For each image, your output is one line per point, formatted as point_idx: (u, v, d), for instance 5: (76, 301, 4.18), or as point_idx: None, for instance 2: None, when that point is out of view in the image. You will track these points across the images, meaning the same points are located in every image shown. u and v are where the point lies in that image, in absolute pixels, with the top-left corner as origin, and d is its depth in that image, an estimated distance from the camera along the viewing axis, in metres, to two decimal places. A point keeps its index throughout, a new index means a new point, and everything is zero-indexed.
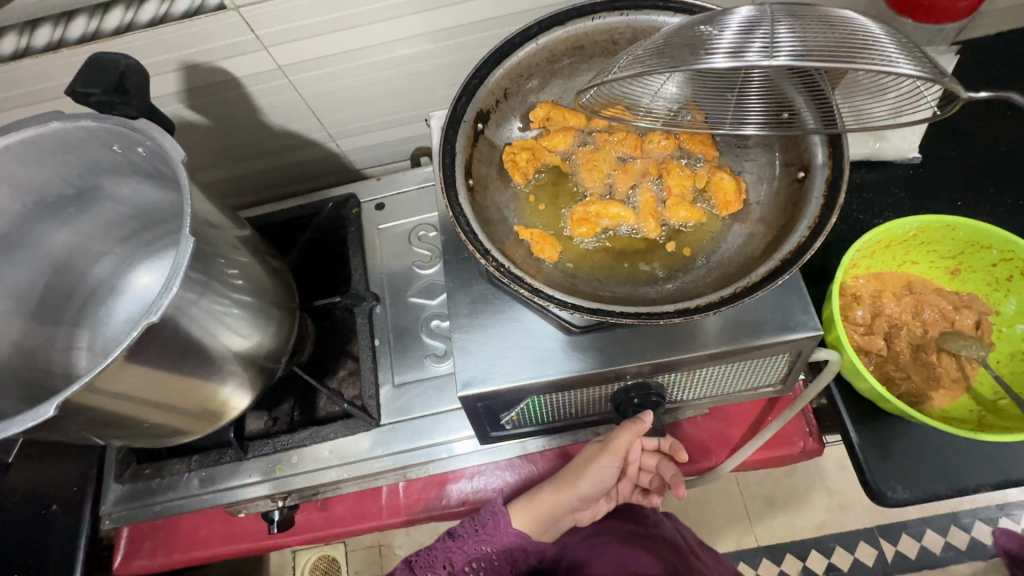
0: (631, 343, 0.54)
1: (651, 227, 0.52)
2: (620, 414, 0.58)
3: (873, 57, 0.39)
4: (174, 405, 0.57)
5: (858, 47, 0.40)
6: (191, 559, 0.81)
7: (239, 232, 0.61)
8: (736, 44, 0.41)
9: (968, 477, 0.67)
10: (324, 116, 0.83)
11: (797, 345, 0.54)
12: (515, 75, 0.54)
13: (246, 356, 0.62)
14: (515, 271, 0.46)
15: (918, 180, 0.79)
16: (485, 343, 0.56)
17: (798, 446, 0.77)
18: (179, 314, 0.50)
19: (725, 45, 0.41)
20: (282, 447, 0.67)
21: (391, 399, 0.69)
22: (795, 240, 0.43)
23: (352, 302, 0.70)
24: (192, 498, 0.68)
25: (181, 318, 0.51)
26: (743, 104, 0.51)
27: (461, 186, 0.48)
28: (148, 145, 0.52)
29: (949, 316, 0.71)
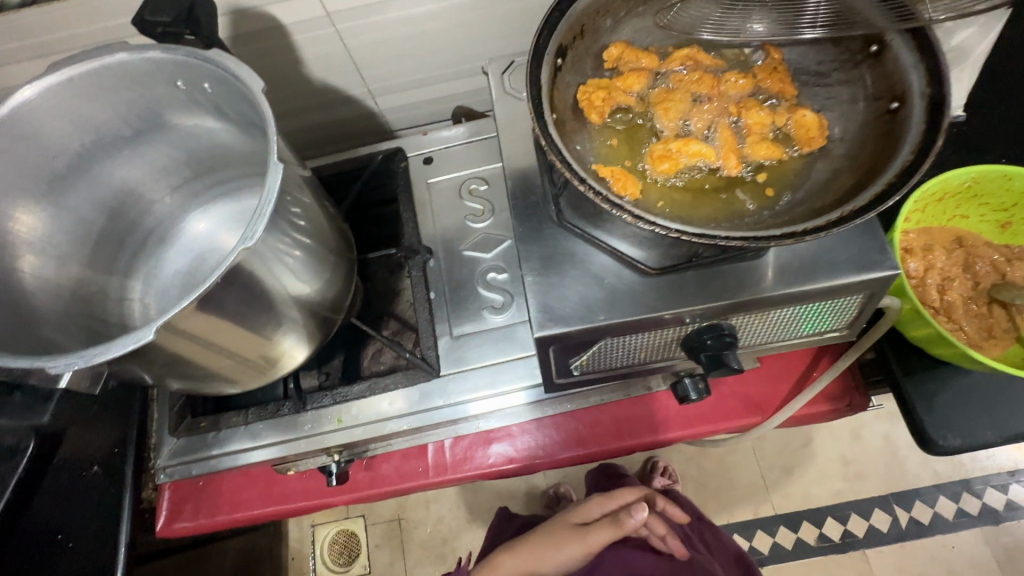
0: (707, 283, 0.54)
1: (732, 165, 0.51)
2: (691, 355, 0.57)
3: None
4: (239, 349, 0.56)
5: None
6: (238, 519, 0.81)
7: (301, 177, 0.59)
8: None
9: (1021, 424, 0.68)
10: (367, 70, 0.81)
11: (874, 286, 0.54)
12: (592, 12, 0.53)
13: (308, 303, 0.61)
14: (613, 199, 0.45)
15: (965, 136, 0.79)
16: (557, 287, 0.55)
17: (845, 401, 0.78)
18: (253, 250, 0.49)
19: None
20: (341, 399, 0.66)
21: (448, 351, 0.68)
22: (898, 164, 0.43)
23: (405, 254, 0.69)
24: (242, 454, 0.67)
25: (256, 253, 0.49)
26: (800, 12, 0.52)
27: (549, 117, 0.47)
28: (218, 77, 0.50)
29: (1000, 267, 0.71)
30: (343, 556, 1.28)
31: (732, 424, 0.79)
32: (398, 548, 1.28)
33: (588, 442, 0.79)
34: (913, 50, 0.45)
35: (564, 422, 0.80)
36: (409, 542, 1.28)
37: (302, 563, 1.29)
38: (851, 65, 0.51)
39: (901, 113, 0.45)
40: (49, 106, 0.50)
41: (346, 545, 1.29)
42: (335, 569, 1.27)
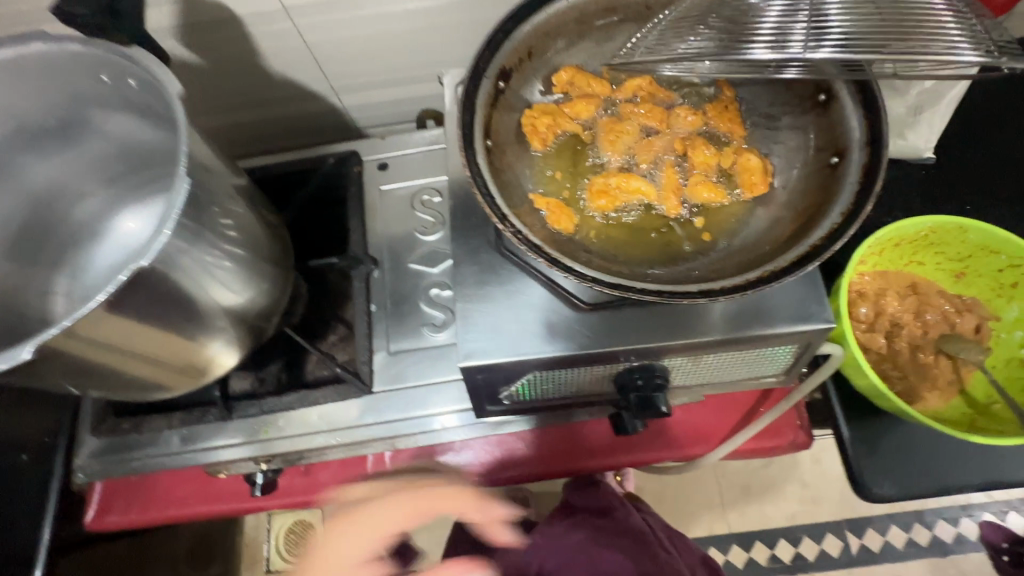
0: (642, 323, 0.53)
1: (671, 205, 0.50)
2: (621, 394, 0.57)
3: (931, 33, 0.38)
4: (164, 358, 0.54)
5: (914, 22, 0.38)
6: (171, 517, 0.78)
7: (235, 181, 0.57)
8: (777, 27, 0.40)
9: (954, 477, 0.68)
10: (328, 68, 0.78)
11: (806, 338, 0.53)
12: (541, 33, 0.51)
13: (238, 313, 0.59)
14: (533, 239, 0.43)
15: (931, 180, 0.78)
16: (487, 315, 0.54)
17: (788, 438, 0.78)
18: (168, 263, 0.47)
19: (767, 30, 0.41)
20: (268, 410, 0.65)
21: (383, 367, 0.67)
22: (828, 225, 0.42)
23: (349, 264, 0.67)
24: (169, 457, 0.66)
25: (173, 267, 0.48)
26: None
27: (480, 147, 0.45)
28: (141, 78, 0.48)
29: (950, 318, 0.70)
30: (298, 545, 1.26)
31: (678, 454, 0.77)
32: None
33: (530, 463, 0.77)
34: (856, 101, 0.44)
35: (509, 440, 0.77)
36: None
37: (256, 550, 1.27)
38: (800, 110, 0.49)
39: (839, 170, 0.44)
40: None
41: (302, 535, 1.27)
42: (291, 559, 1.25)
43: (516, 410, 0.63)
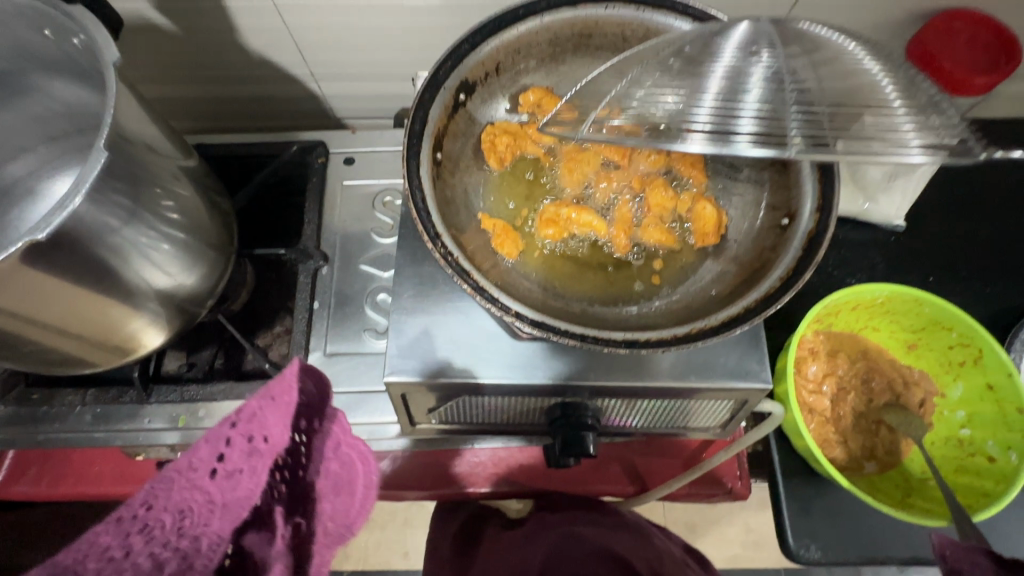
0: (579, 359, 0.51)
1: (620, 245, 0.48)
2: (550, 428, 0.55)
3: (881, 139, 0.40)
4: (84, 334, 0.51)
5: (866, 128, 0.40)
6: (83, 493, 0.75)
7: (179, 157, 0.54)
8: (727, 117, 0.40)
9: (880, 548, 0.68)
10: (307, 53, 0.76)
11: (743, 394, 0.52)
12: (511, 50, 0.49)
13: (167, 293, 0.55)
14: (463, 262, 0.41)
15: (896, 248, 0.78)
16: (422, 329, 0.52)
17: (726, 488, 0.76)
18: (93, 240, 0.45)
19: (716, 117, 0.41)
20: (189, 398, 0.62)
21: (317, 368, 0.64)
22: (764, 288, 0.41)
23: (297, 258, 0.65)
24: (81, 434, 0.63)
25: (98, 244, 0.45)
26: None
27: (425, 159, 0.43)
28: (83, 39, 0.45)
29: (897, 389, 0.70)
30: None
31: (612, 490, 0.76)
32: None
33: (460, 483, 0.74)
34: (813, 162, 0.43)
35: (442, 457, 0.73)
36: None
37: None
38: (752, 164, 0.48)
39: (787, 232, 0.43)
40: None
41: None
42: None
43: (448, 429, 0.61)
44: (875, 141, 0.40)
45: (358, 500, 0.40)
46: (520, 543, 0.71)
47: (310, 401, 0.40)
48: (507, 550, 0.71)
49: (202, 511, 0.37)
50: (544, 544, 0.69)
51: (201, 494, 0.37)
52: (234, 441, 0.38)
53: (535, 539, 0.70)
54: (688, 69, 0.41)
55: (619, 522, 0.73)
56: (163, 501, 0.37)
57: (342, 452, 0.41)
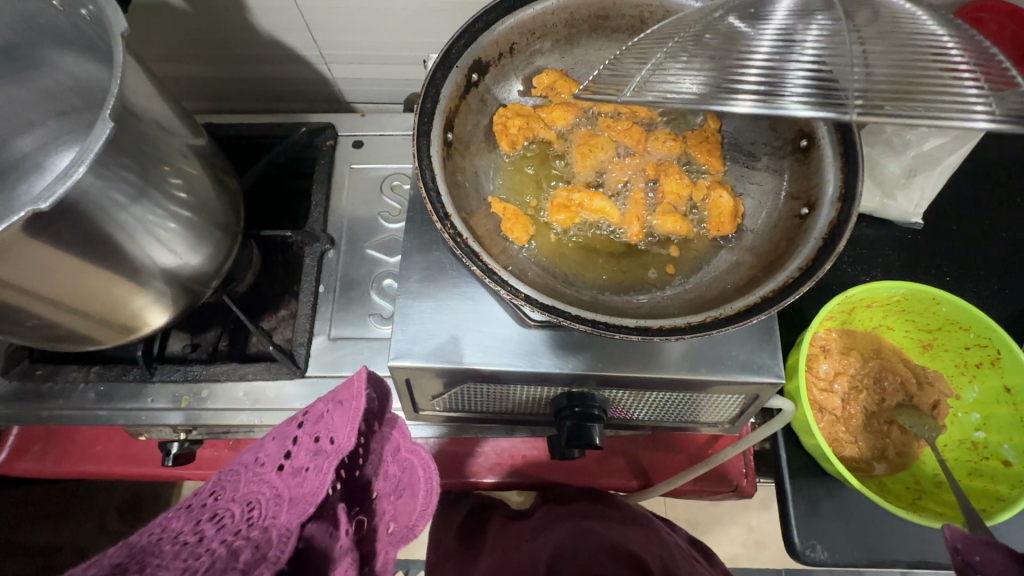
0: (587, 349, 0.50)
1: (633, 232, 0.47)
2: (556, 418, 0.54)
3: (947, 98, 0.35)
4: (89, 311, 0.50)
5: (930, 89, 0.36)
6: (85, 472, 0.75)
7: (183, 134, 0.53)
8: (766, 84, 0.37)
9: (888, 551, 0.67)
10: (319, 34, 0.75)
11: (754, 389, 0.50)
12: (526, 30, 0.48)
13: (171, 270, 0.54)
14: (473, 245, 0.40)
15: (913, 246, 0.76)
16: (429, 314, 0.51)
17: (732, 485, 0.75)
18: (97, 214, 0.44)
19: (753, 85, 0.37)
20: (192, 378, 0.61)
21: (321, 352, 0.63)
22: (782, 278, 0.39)
23: (302, 240, 0.64)
24: (84, 412, 0.63)
25: (103, 219, 0.45)
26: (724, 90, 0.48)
27: (436, 137, 0.42)
28: (93, 11, 0.45)
29: (910, 389, 0.69)
30: None
31: (616, 484, 0.75)
32: None
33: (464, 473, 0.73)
34: (836, 151, 0.41)
35: (445, 448, 0.73)
36: None
37: None
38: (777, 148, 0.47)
39: (806, 221, 0.42)
40: None
41: None
42: None
43: (451, 417, 0.61)
44: (937, 98, 0.35)
45: (418, 503, 0.46)
46: (528, 537, 0.69)
47: (371, 411, 0.48)
48: (514, 545, 0.69)
49: (268, 501, 0.44)
50: (554, 540, 0.67)
51: (268, 490, 0.44)
52: (301, 441, 0.45)
53: (544, 533, 0.68)
54: (726, 46, 0.39)
55: (628, 515, 0.70)
56: (240, 490, 0.45)
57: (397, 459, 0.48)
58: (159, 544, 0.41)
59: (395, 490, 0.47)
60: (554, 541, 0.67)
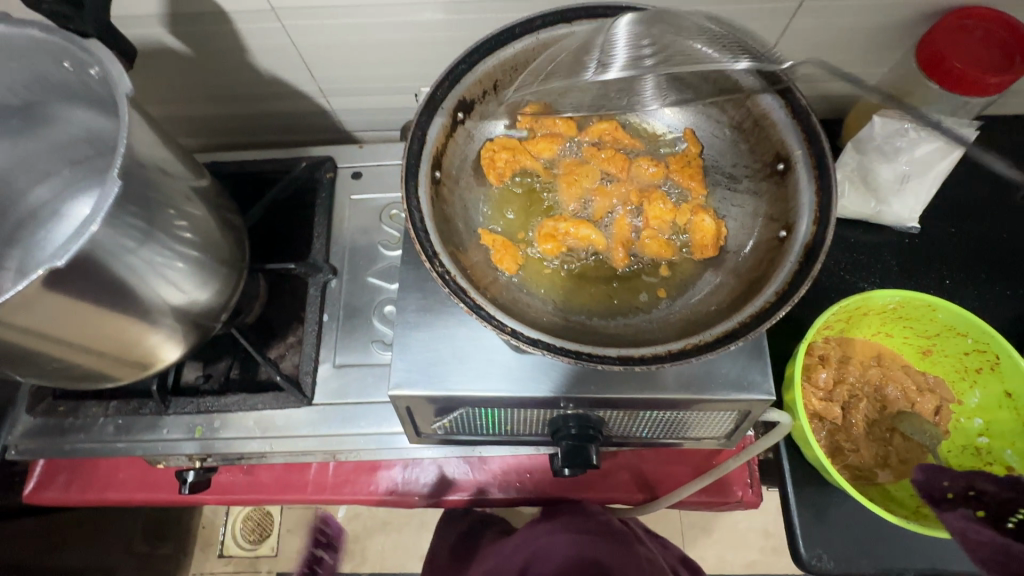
0: (578, 373, 0.52)
1: (618, 257, 0.49)
2: (555, 438, 0.56)
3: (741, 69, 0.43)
4: (104, 351, 0.53)
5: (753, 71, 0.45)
6: (105, 500, 0.78)
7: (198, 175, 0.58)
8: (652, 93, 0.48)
9: (895, 559, 0.67)
10: (316, 71, 0.78)
11: (746, 405, 0.51)
12: (508, 67, 0.50)
13: (177, 307, 0.56)
14: (462, 281, 0.42)
15: (909, 250, 0.76)
16: (426, 343, 0.53)
17: (736, 496, 0.75)
18: (105, 259, 0.46)
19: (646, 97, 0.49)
20: (205, 409, 0.63)
21: (327, 379, 0.66)
22: (760, 302, 0.40)
23: (306, 271, 0.66)
24: (103, 444, 0.66)
25: (112, 264, 0.47)
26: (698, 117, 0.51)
27: (423, 179, 0.44)
28: (99, 70, 0.48)
29: (911, 396, 0.69)
30: (254, 533, 1.27)
31: (621, 498, 0.76)
32: None
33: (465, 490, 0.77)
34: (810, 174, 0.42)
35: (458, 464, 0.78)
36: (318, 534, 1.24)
37: (212, 532, 1.27)
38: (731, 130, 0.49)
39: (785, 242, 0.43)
40: None
41: (259, 522, 1.27)
42: (245, 546, 1.26)
43: (453, 440, 0.62)
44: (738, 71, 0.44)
45: None
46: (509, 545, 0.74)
47: None
48: (500, 554, 0.74)
49: None
50: (530, 546, 0.71)
51: None
52: None
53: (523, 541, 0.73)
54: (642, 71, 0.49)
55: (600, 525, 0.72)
56: None
57: None
58: None
59: None
60: (530, 546, 0.72)
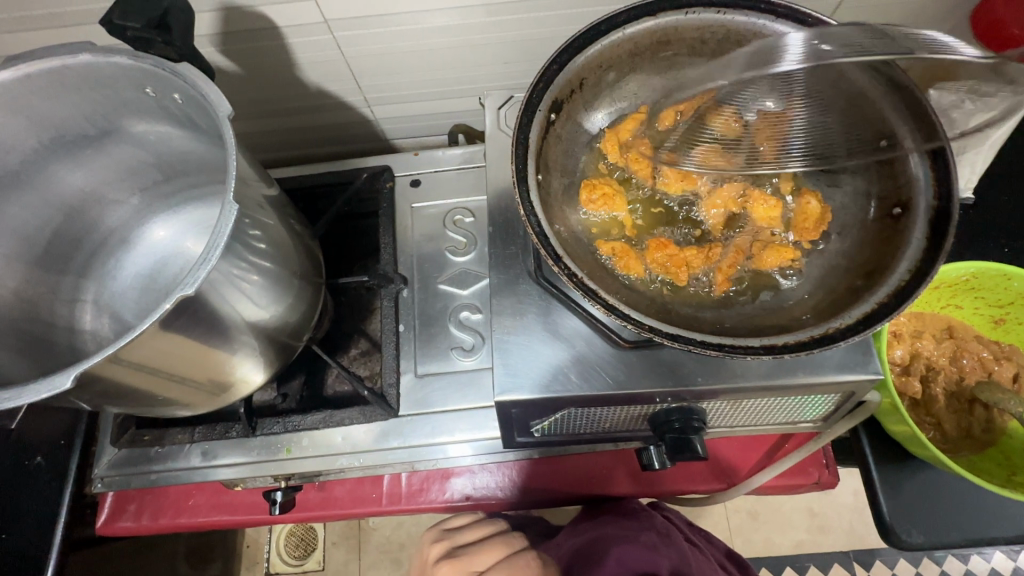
0: (678, 365, 0.51)
1: (720, 280, 0.49)
2: (656, 433, 0.56)
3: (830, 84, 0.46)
4: (196, 378, 0.52)
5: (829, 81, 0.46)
6: (181, 525, 0.75)
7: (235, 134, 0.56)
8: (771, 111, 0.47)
9: (984, 529, 0.67)
10: (363, 80, 0.76)
11: (853, 387, 0.51)
12: (595, 64, 0.51)
13: (268, 328, 0.56)
14: (587, 283, 0.44)
15: (969, 219, 0.75)
16: (523, 346, 0.53)
17: (813, 477, 0.75)
18: (205, 283, 0.45)
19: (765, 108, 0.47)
20: (292, 429, 0.64)
21: (410, 390, 0.66)
22: (894, 282, 0.42)
23: (379, 283, 0.66)
24: (191, 470, 0.67)
25: (208, 287, 0.45)
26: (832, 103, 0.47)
27: (533, 182, 0.47)
28: (186, 92, 0.47)
29: (988, 365, 0.69)
30: (299, 549, 1.24)
31: (702, 489, 0.75)
32: (354, 548, 1.24)
33: (534, 492, 0.74)
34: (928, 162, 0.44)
35: (532, 466, 0.75)
36: (367, 543, 1.24)
37: (256, 551, 1.24)
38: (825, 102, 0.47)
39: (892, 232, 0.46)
40: (8, 106, 0.48)
41: (304, 538, 1.25)
42: (292, 562, 1.23)
43: (543, 442, 0.64)
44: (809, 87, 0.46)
45: (368, 493, 0.76)
46: (557, 545, 0.72)
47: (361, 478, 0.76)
48: (559, 542, 0.72)
49: (316, 495, 0.76)
50: (591, 533, 0.70)
51: (314, 488, 0.76)
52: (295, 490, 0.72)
53: (574, 538, 0.71)
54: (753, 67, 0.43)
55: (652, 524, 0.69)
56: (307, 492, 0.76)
57: (350, 486, 0.77)
58: (307, 497, 0.76)
59: (350, 499, 0.76)
60: (587, 534, 0.70)
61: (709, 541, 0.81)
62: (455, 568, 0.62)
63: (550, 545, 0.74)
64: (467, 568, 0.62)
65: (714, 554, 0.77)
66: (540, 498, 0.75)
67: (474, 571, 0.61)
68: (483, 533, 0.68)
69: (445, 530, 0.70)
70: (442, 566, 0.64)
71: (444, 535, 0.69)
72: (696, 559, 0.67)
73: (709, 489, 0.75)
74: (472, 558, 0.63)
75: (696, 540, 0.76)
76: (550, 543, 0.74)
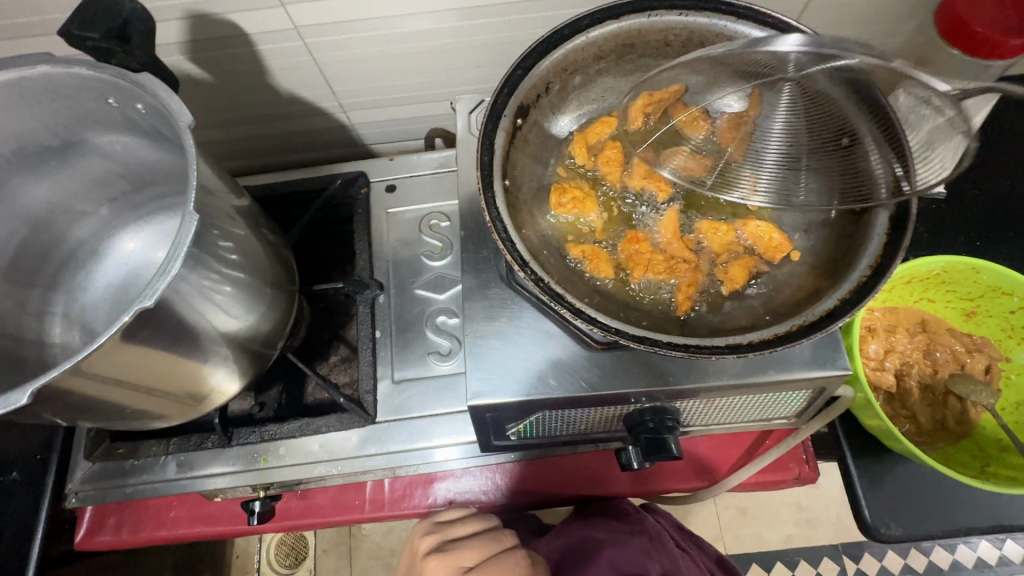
0: (651, 366, 0.51)
1: (682, 301, 0.49)
2: (632, 434, 0.57)
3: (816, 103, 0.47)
4: (166, 390, 0.51)
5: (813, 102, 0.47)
6: (161, 538, 0.74)
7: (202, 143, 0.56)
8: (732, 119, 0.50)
9: (960, 520, 0.68)
10: (337, 86, 0.76)
11: (825, 382, 0.51)
12: (560, 68, 0.52)
13: (241, 338, 0.56)
14: (554, 287, 0.44)
15: (941, 214, 0.76)
16: (497, 350, 0.53)
17: (793, 472, 0.76)
18: (171, 294, 0.44)
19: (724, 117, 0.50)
20: (269, 438, 0.63)
21: (388, 397, 0.66)
22: (856, 278, 0.44)
23: (354, 289, 0.65)
24: (169, 482, 0.66)
25: (175, 298, 0.45)
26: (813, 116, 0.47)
27: (499, 188, 0.47)
28: (148, 102, 0.47)
29: (960, 358, 0.70)
30: (289, 557, 1.23)
31: (684, 487, 0.75)
32: (344, 555, 1.23)
33: (517, 495, 0.74)
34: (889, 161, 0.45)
35: (514, 469, 0.75)
36: (357, 550, 1.23)
37: (245, 561, 1.23)
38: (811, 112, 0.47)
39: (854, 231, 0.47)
40: None
41: (294, 546, 1.24)
42: (282, 571, 1.22)
43: (522, 445, 0.64)
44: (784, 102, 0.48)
45: (349, 500, 0.76)
46: (542, 546, 0.72)
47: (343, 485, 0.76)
48: (543, 544, 0.72)
49: (298, 504, 0.76)
50: (575, 534, 0.70)
51: (295, 497, 0.76)
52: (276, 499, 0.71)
53: (558, 540, 0.71)
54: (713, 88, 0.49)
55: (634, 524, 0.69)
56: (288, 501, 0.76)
57: (332, 493, 0.76)
58: (289, 506, 0.76)
59: (331, 507, 0.75)
60: (571, 536, 0.70)
61: (700, 547, 0.81)
62: (445, 563, 0.63)
63: (534, 547, 0.74)
64: (457, 563, 0.63)
65: (699, 554, 0.77)
66: (524, 501, 0.75)
67: (462, 566, 0.62)
68: (476, 527, 0.67)
69: (437, 522, 0.68)
70: (431, 560, 0.63)
71: (435, 527, 0.68)
72: (678, 557, 0.67)
73: (692, 488, 0.75)
74: (461, 553, 0.63)
75: (681, 540, 0.76)
76: (535, 546, 0.74)
